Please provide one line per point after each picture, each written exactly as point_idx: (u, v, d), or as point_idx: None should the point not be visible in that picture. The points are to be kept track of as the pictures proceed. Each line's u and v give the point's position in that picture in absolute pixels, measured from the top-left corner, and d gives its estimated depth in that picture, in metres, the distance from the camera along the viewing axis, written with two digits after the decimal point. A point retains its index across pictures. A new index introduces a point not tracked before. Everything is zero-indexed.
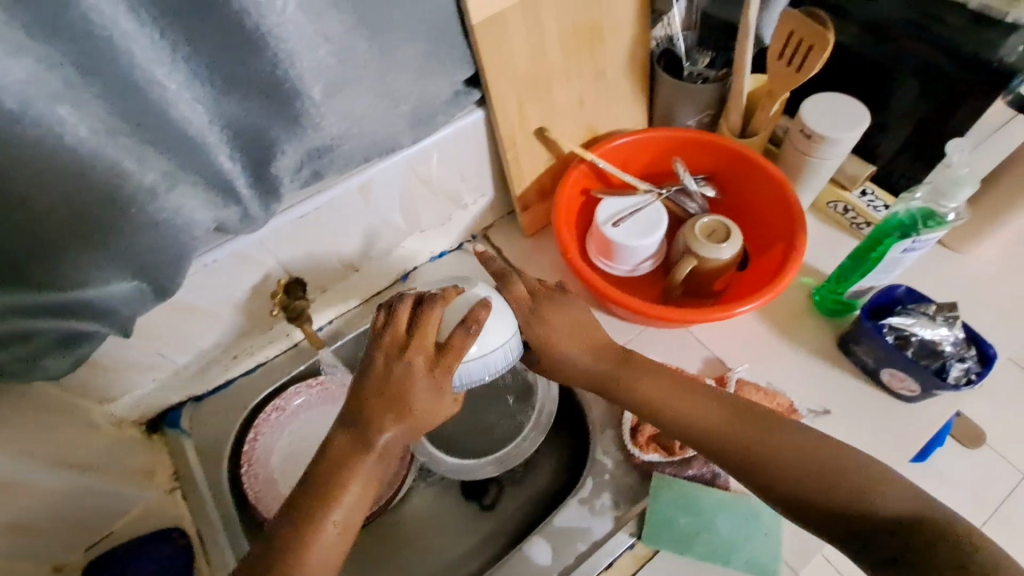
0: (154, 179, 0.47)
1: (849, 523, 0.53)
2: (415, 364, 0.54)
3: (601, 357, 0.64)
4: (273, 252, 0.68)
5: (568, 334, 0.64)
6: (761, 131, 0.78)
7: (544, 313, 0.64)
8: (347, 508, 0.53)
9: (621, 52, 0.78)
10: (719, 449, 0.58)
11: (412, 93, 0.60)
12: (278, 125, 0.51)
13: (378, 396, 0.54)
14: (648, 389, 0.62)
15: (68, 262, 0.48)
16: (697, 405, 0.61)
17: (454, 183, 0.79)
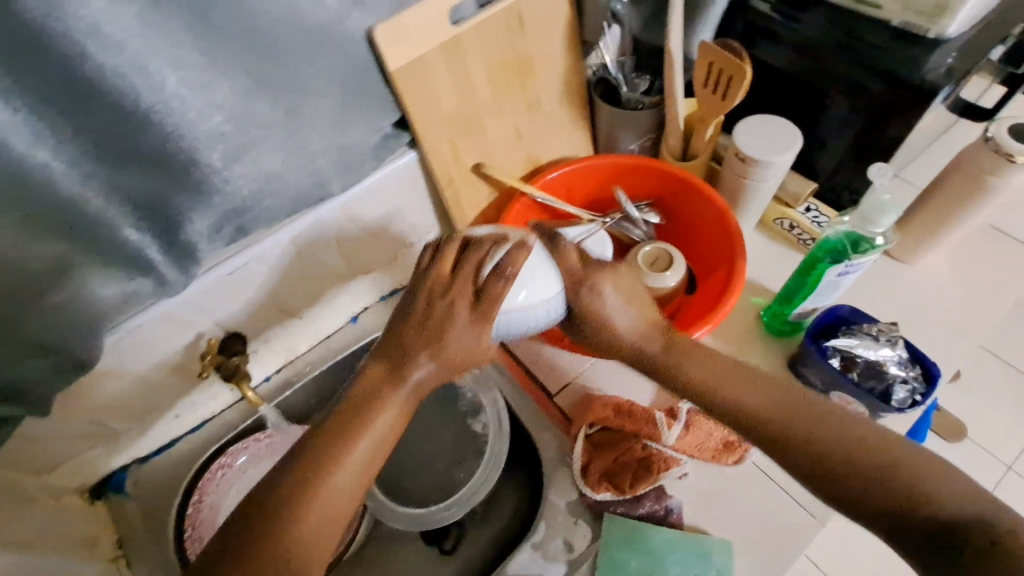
0: (54, 259, 0.46)
1: (902, 523, 0.48)
2: (458, 305, 0.54)
3: (644, 332, 0.60)
4: (204, 309, 0.66)
5: (617, 302, 0.60)
6: (700, 153, 0.78)
7: (593, 281, 0.60)
8: (354, 468, 0.49)
9: (554, 82, 0.77)
10: (763, 436, 0.54)
11: (329, 145, 0.59)
12: (181, 193, 0.50)
13: (415, 331, 0.55)
14: (688, 368, 0.57)
15: None
16: (744, 386, 0.55)
17: (394, 224, 0.78)
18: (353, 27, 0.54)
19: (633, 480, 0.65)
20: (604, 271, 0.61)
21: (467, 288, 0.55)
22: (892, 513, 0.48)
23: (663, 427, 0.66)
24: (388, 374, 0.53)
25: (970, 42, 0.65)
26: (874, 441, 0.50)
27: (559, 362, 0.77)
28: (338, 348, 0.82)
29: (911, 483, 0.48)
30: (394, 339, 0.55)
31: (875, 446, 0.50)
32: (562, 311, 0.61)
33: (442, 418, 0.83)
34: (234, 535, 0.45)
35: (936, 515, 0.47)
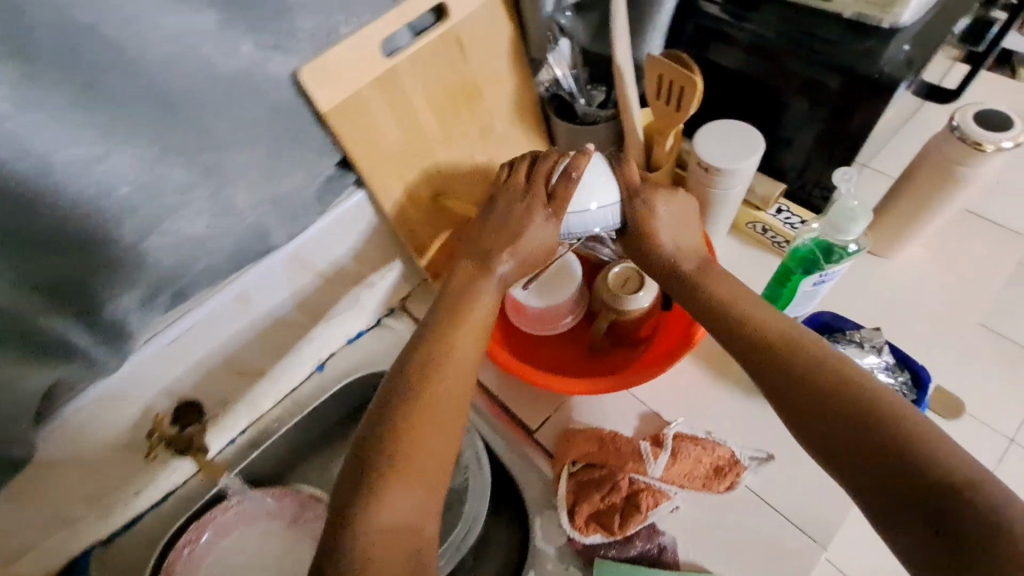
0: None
1: (883, 477, 0.46)
2: (532, 206, 0.64)
3: (686, 253, 0.64)
4: (151, 380, 0.62)
5: (669, 217, 0.64)
6: (664, 163, 0.74)
7: (648, 196, 0.64)
8: (460, 358, 0.59)
9: (504, 103, 0.74)
10: (775, 375, 0.54)
11: (263, 198, 0.55)
12: (99, 271, 0.46)
13: (497, 234, 0.65)
14: (720, 292, 0.61)
15: None
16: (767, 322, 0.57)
17: (350, 266, 0.74)
18: (272, 73, 0.51)
19: (622, 520, 0.61)
20: (659, 191, 0.64)
21: (539, 193, 0.65)
22: (884, 473, 0.46)
23: (648, 457, 0.63)
24: (476, 269, 0.64)
25: (925, 30, 0.63)
26: (883, 398, 0.48)
27: (539, 394, 0.73)
28: (308, 398, 0.79)
29: (909, 446, 0.46)
30: (480, 240, 0.65)
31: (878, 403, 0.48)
32: (620, 219, 0.65)
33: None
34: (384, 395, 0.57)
35: (929, 483, 0.44)
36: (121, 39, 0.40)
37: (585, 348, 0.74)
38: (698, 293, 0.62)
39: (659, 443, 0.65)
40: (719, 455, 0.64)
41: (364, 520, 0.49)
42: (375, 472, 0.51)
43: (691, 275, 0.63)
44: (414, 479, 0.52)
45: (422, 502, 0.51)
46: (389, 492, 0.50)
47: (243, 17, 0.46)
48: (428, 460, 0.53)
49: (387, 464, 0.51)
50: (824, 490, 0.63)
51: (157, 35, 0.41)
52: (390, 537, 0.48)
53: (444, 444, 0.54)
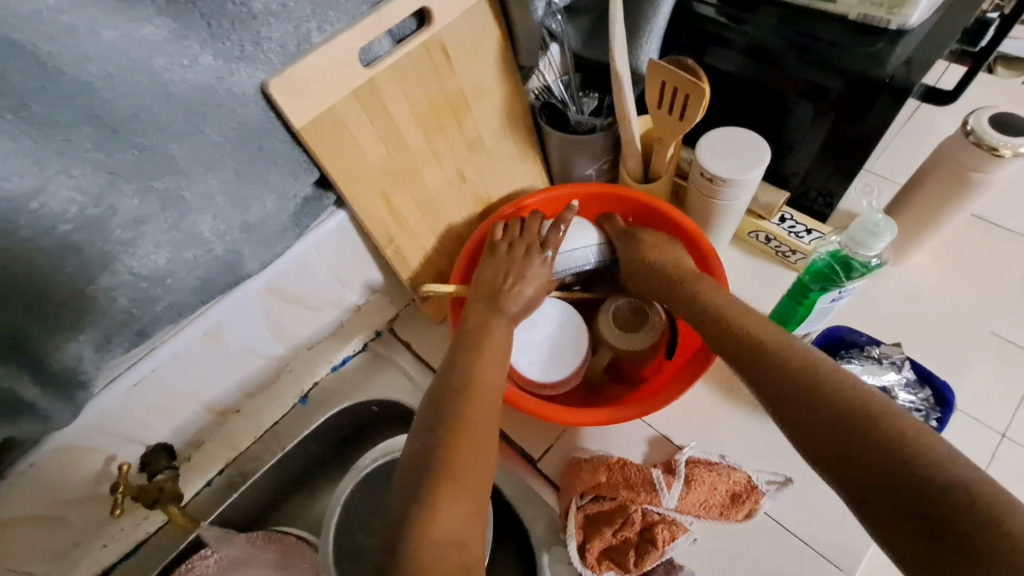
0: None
1: (888, 483, 0.40)
2: (526, 251, 0.65)
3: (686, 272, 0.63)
4: (113, 427, 0.56)
5: (654, 246, 0.66)
6: (664, 173, 0.71)
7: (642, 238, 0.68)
8: (492, 371, 0.56)
9: (494, 113, 0.69)
10: (771, 382, 0.50)
11: (232, 225, 0.50)
12: (43, 316, 0.41)
13: (500, 277, 0.63)
14: (721, 305, 0.58)
15: None
16: (766, 330, 0.53)
17: (333, 290, 0.69)
18: (238, 87, 0.46)
19: (638, 557, 0.56)
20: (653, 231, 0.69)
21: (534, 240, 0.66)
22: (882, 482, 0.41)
23: (662, 487, 0.58)
24: (488, 307, 0.61)
25: (933, 30, 0.60)
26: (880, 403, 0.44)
27: (537, 422, 0.69)
28: (286, 434, 0.72)
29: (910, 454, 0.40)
30: (484, 282, 0.63)
31: (881, 411, 0.43)
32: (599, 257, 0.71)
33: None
34: (428, 404, 0.53)
35: (928, 491, 0.39)
36: (58, 53, 0.35)
37: (583, 391, 0.69)
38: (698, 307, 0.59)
39: (671, 470, 0.61)
40: (736, 481, 0.60)
41: (412, 541, 0.43)
42: (417, 490, 0.47)
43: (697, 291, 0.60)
44: (460, 493, 0.47)
45: (465, 515, 0.46)
46: (436, 505, 0.45)
47: (202, 25, 0.41)
48: (471, 474, 0.48)
49: (431, 479, 0.47)
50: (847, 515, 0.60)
51: (100, 50, 0.37)
52: (437, 548, 0.43)
53: (482, 463, 0.49)
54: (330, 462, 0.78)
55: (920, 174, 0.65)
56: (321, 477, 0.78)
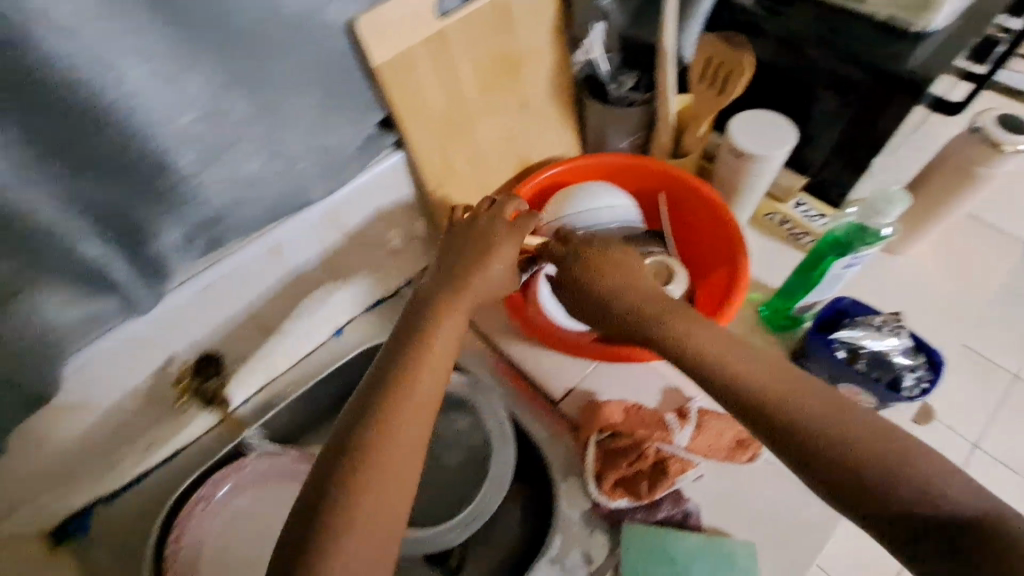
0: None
1: (911, 515, 0.40)
2: (496, 223, 0.64)
3: (648, 296, 0.58)
4: (176, 330, 0.60)
5: (618, 275, 0.60)
6: (693, 150, 0.77)
7: (594, 261, 0.62)
8: (418, 398, 0.49)
9: (542, 79, 0.74)
10: (774, 431, 0.46)
11: (311, 147, 0.54)
12: (151, 202, 0.45)
13: (468, 249, 0.61)
14: (706, 344, 0.52)
15: None
16: (756, 372, 0.49)
17: (382, 229, 0.73)
18: (333, 19, 0.50)
19: (650, 485, 0.62)
20: (606, 253, 0.63)
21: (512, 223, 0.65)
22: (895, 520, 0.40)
23: (674, 428, 0.65)
24: (450, 290, 0.57)
25: (952, 35, 0.66)
26: (879, 436, 0.43)
27: (559, 367, 0.75)
28: (322, 366, 0.76)
29: (916, 479, 0.41)
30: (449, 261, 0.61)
31: (879, 443, 0.43)
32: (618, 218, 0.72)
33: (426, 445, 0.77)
34: (344, 420, 0.48)
35: (951, 516, 0.39)
36: None
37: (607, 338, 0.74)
38: (683, 349, 0.53)
39: (683, 416, 0.67)
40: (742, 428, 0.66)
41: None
42: (320, 516, 0.42)
43: (671, 330, 0.54)
44: (366, 528, 0.42)
45: (372, 555, 0.42)
46: (336, 549, 0.41)
47: None
48: (377, 507, 0.43)
49: (325, 517, 0.42)
50: None
51: None
52: None
53: (394, 496, 0.44)
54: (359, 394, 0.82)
55: (932, 168, 0.71)
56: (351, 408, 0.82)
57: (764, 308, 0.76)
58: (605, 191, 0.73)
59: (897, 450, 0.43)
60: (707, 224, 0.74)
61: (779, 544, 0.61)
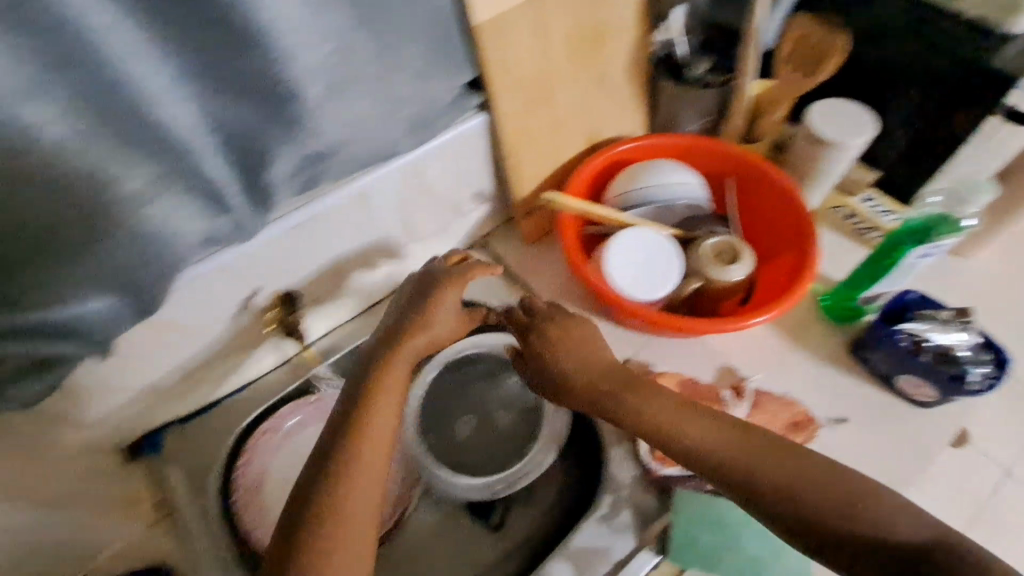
0: (132, 191, 0.42)
1: (867, 549, 0.46)
2: (437, 267, 0.64)
3: (591, 372, 0.61)
4: (267, 265, 0.62)
5: (572, 341, 0.63)
6: (765, 135, 0.79)
7: (550, 333, 0.64)
8: (380, 418, 0.55)
9: (625, 54, 0.75)
10: (730, 482, 0.52)
11: (413, 97, 0.57)
12: (274, 129, 0.47)
13: (413, 314, 0.61)
14: (658, 409, 0.57)
15: (49, 279, 0.43)
16: (700, 430, 0.55)
17: (455, 189, 0.76)
18: None
19: None
20: (556, 322, 0.65)
21: (456, 275, 0.63)
22: (837, 545, 0.47)
23: (730, 402, 0.68)
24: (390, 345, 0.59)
25: None
26: (832, 485, 0.49)
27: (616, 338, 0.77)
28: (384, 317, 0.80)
29: (868, 518, 0.47)
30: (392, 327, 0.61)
31: (831, 489, 0.49)
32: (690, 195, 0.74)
33: (480, 411, 0.79)
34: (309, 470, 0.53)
35: (902, 543, 0.45)
36: None
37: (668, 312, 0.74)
38: (639, 420, 0.57)
39: (739, 393, 0.70)
40: (797, 411, 0.68)
41: None
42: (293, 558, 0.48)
43: (628, 398, 0.59)
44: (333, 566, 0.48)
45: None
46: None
47: None
48: (342, 550, 0.49)
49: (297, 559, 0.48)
50: (894, 456, 0.67)
51: None
52: None
53: (354, 542, 0.49)
54: None
55: (1011, 171, 0.71)
56: None
57: (823, 299, 0.76)
58: (680, 169, 0.74)
59: (846, 496, 0.48)
60: (777, 209, 0.74)
61: None
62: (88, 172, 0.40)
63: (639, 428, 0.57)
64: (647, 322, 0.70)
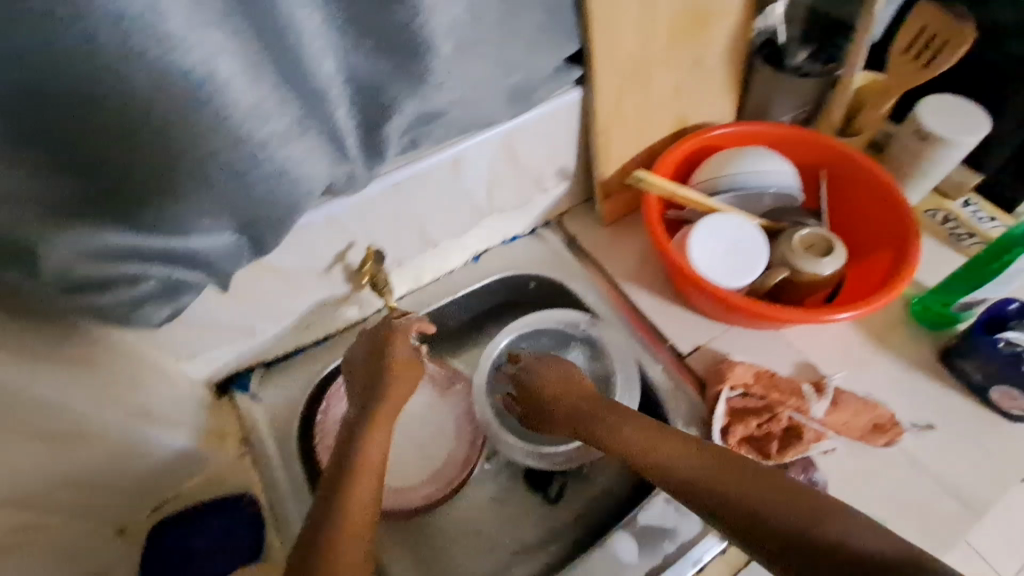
0: (272, 133, 0.42)
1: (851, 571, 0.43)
2: (395, 319, 0.67)
3: (581, 408, 0.65)
4: (363, 220, 0.65)
5: (554, 382, 0.68)
6: (865, 130, 0.76)
7: (537, 372, 0.69)
8: (381, 422, 0.59)
9: (725, 37, 0.73)
10: (705, 506, 0.52)
11: (523, 65, 0.58)
12: (401, 82, 0.48)
13: (372, 366, 0.63)
14: (613, 420, 0.62)
15: (178, 210, 0.43)
16: (648, 437, 0.58)
17: (541, 164, 0.76)
18: None
19: (780, 448, 0.64)
20: (538, 370, 0.69)
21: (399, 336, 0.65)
22: (781, 544, 0.46)
23: (810, 397, 0.66)
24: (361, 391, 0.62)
25: None
26: (802, 502, 0.48)
27: (690, 324, 0.76)
28: (461, 285, 0.83)
29: (843, 536, 0.45)
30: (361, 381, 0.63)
31: (801, 505, 0.48)
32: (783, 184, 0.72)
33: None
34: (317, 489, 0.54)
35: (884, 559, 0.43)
36: None
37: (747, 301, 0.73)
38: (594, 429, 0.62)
39: (819, 389, 0.68)
40: (879, 414, 0.66)
41: None
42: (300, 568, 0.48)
43: (577, 407, 0.65)
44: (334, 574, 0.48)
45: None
46: None
47: None
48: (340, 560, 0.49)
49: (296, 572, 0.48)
50: (984, 468, 0.64)
51: None
52: None
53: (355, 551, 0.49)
54: (484, 319, 0.87)
55: None
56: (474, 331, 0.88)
57: (913, 303, 0.73)
58: (773, 157, 0.73)
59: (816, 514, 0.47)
60: (870, 205, 0.72)
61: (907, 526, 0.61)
62: (241, 110, 0.39)
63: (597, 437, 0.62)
64: (727, 309, 0.69)
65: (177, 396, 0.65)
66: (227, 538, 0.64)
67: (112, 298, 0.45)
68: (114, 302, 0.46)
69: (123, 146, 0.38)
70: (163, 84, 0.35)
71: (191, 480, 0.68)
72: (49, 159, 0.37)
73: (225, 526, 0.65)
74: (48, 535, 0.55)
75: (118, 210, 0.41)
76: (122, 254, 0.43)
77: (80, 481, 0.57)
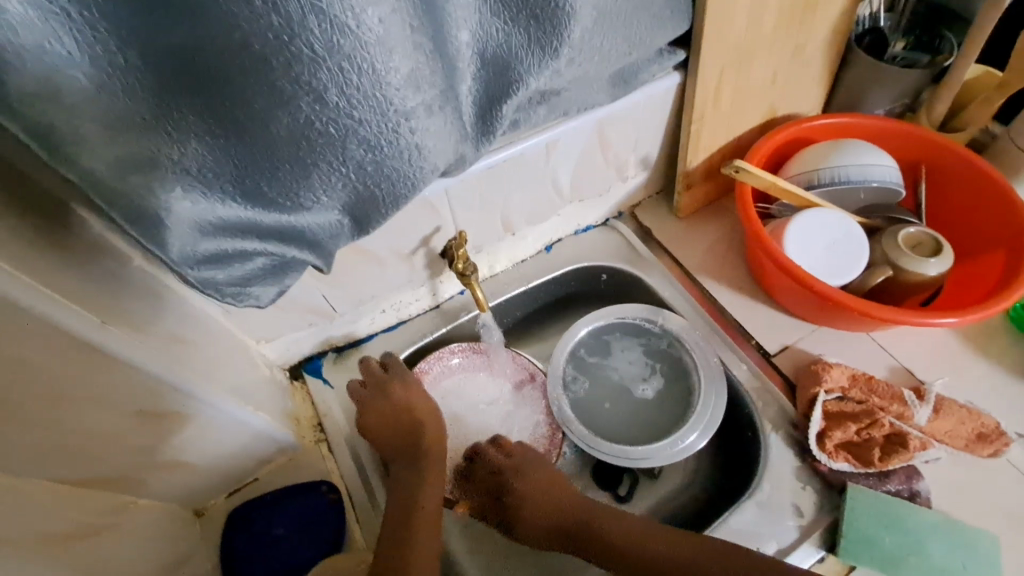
0: (414, 105, 0.39)
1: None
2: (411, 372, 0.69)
3: (565, 501, 0.63)
4: (452, 204, 0.63)
5: (537, 490, 0.65)
6: (972, 125, 0.73)
7: (515, 478, 0.66)
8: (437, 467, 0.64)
9: (832, 24, 0.68)
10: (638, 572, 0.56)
11: (634, 41, 0.54)
12: (531, 55, 0.45)
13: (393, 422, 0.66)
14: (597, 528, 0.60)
15: (305, 183, 0.40)
16: (614, 526, 0.59)
17: (626, 152, 0.73)
18: None
19: (882, 455, 0.62)
20: (520, 469, 0.67)
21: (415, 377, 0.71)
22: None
23: (913, 405, 0.63)
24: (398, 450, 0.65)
25: None
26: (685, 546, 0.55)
27: (776, 324, 0.73)
28: (533, 274, 0.80)
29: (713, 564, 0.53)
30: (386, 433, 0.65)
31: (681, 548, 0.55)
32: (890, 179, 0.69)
33: (613, 379, 0.79)
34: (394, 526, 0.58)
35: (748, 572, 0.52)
36: None
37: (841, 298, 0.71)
38: (612, 544, 0.58)
39: (919, 395, 0.65)
40: (984, 422, 0.63)
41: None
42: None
43: (594, 531, 0.60)
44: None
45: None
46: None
47: None
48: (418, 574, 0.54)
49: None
50: None
51: None
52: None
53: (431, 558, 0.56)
54: (550, 312, 0.85)
55: None
56: (540, 322, 0.85)
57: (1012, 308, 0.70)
58: (876, 152, 0.69)
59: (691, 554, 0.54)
60: (977, 204, 0.70)
61: (1017, 540, 0.58)
62: (391, 78, 0.36)
63: (627, 560, 0.57)
64: (823, 307, 0.67)
65: (259, 376, 0.65)
66: (308, 525, 0.64)
67: (224, 276, 0.43)
68: (226, 281, 0.43)
69: (264, 114, 0.35)
70: (322, 44, 0.33)
71: (267, 465, 0.67)
72: (193, 123, 0.34)
73: (307, 513, 0.65)
74: (140, 514, 0.54)
75: (248, 183, 0.38)
76: (238, 230, 0.41)
77: (174, 458, 0.55)
